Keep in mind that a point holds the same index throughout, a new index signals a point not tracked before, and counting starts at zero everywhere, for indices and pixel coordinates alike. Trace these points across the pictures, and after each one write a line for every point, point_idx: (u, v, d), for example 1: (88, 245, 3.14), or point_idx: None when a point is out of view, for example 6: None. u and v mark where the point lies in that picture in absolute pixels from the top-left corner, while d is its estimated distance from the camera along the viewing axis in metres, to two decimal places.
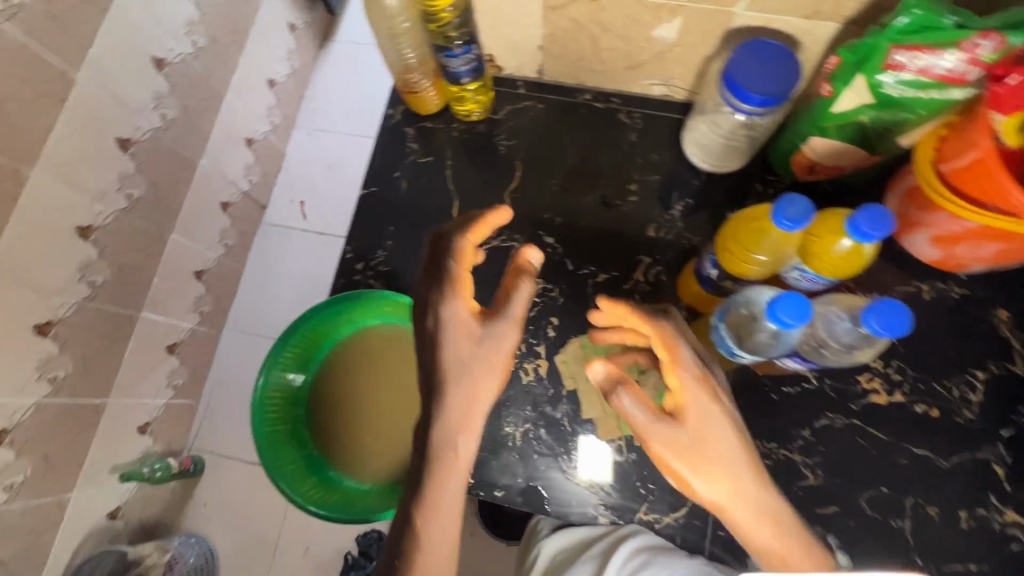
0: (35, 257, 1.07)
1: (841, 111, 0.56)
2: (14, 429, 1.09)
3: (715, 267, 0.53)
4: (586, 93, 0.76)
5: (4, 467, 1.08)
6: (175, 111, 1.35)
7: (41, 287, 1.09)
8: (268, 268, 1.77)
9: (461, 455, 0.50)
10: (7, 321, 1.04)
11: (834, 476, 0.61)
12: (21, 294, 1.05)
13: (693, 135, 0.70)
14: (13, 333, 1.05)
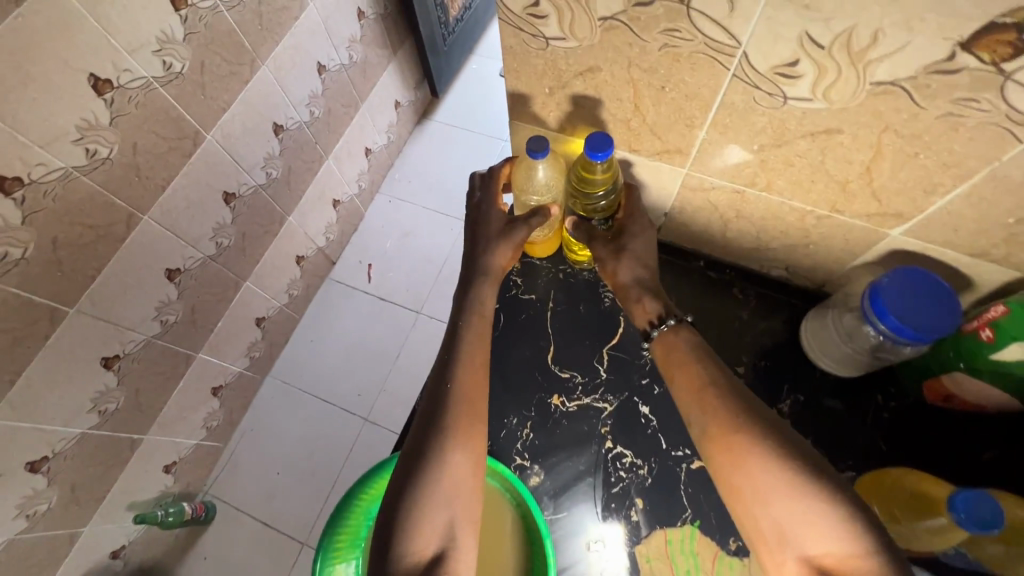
0: (122, 294, 1.11)
1: (1001, 360, 0.52)
2: (53, 457, 1.09)
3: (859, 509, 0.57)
4: (701, 259, 0.74)
5: (33, 495, 1.07)
6: (279, 170, 1.43)
7: (118, 320, 1.12)
8: (324, 322, 1.77)
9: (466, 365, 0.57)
10: (80, 352, 1.06)
11: None
12: (99, 327, 1.08)
13: (816, 328, 0.66)
14: (83, 363, 1.08)
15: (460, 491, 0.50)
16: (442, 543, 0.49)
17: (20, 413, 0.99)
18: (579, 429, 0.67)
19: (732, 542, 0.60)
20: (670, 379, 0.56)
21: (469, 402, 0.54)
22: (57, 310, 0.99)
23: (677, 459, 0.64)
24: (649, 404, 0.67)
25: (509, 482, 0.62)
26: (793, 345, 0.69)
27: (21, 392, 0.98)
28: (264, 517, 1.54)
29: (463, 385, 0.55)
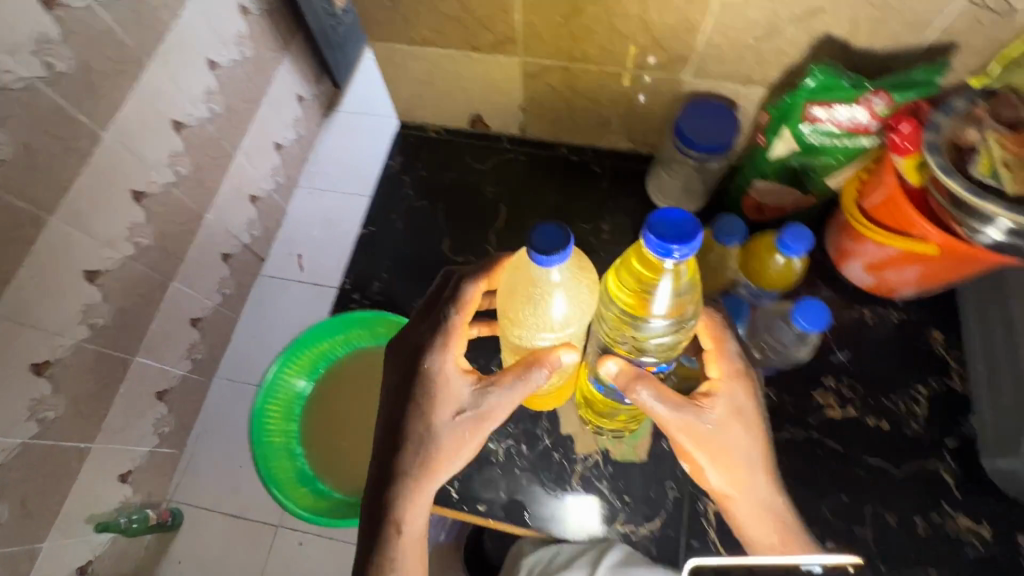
0: (40, 299, 1.12)
1: (776, 157, 0.66)
2: None
3: None
4: (563, 147, 0.86)
5: None
6: (187, 168, 1.45)
7: (42, 326, 1.13)
8: (263, 318, 1.80)
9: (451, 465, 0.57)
10: (7, 360, 1.07)
11: (798, 486, 0.64)
12: (22, 333, 1.09)
13: (657, 181, 0.80)
14: (12, 371, 1.09)
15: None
16: None
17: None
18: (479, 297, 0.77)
19: None
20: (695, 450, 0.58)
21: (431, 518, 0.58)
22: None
23: None
24: None
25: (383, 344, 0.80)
26: (646, 199, 0.82)
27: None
28: (233, 510, 1.56)
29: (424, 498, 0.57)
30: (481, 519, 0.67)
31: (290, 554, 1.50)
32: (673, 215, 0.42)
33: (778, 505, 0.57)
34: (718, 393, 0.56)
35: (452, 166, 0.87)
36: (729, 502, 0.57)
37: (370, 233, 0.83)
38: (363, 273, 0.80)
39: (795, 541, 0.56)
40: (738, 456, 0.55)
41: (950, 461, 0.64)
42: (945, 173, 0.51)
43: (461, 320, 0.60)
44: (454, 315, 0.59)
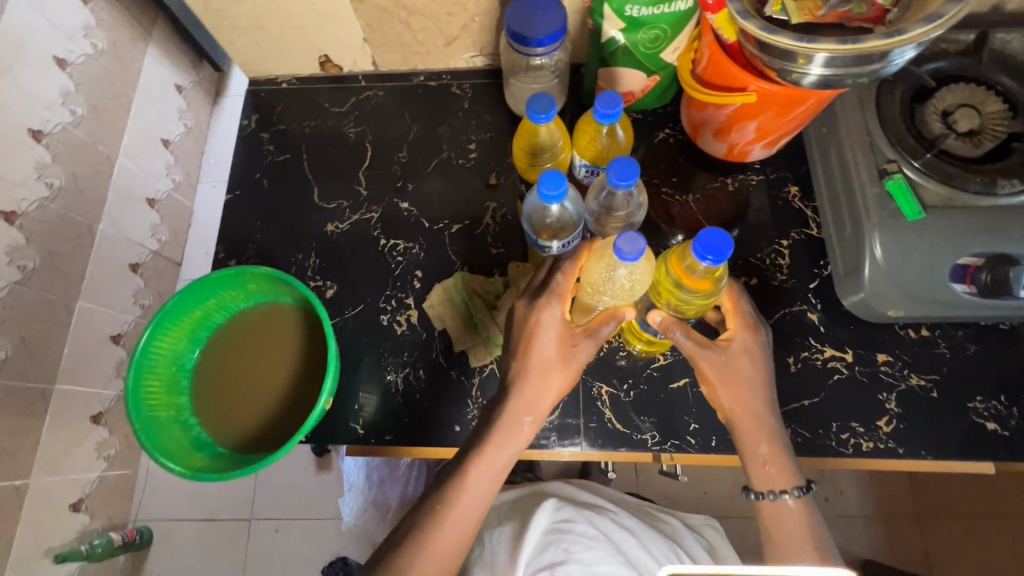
0: None
1: (607, 41, 0.65)
2: None
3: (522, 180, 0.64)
4: (420, 75, 0.84)
5: None
6: (62, 179, 1.28)
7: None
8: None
9: (523, 429, 0.56)
10: None
11: (679, 352, 0.68)
12: None
13: (512, 91, 0.77)
14: None
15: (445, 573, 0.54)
16: None
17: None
18: (355, 240, 0.76)
19: (496, 271, 0.73)
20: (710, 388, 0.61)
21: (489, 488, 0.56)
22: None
23: (440, 231, 0.76)
24: (407, 199, 0.78)
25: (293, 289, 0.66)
26: (508, 113, 0.81)
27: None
28: (203, 515, 1.55)
29: (488, 472, 0.55)
30: (391, 448, 0.68)
31: (268, 543, 1.51)
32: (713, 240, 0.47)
33: (772, 427, 0.59)
34: (733, 342, 0.59)
35: (311, 115, 0.84)
36: (738, 425, 0.59)
37: (236, 197, 0.80)
38: (236, 237, 0.78)
39: (778, 460, 0.58)
40: (760, 387, 0.59)
41: (812, 300, 0.69)
42: (742, 17, 0.52)
43: (568, 282, 0.56)
44: (561, 278, 0.56)
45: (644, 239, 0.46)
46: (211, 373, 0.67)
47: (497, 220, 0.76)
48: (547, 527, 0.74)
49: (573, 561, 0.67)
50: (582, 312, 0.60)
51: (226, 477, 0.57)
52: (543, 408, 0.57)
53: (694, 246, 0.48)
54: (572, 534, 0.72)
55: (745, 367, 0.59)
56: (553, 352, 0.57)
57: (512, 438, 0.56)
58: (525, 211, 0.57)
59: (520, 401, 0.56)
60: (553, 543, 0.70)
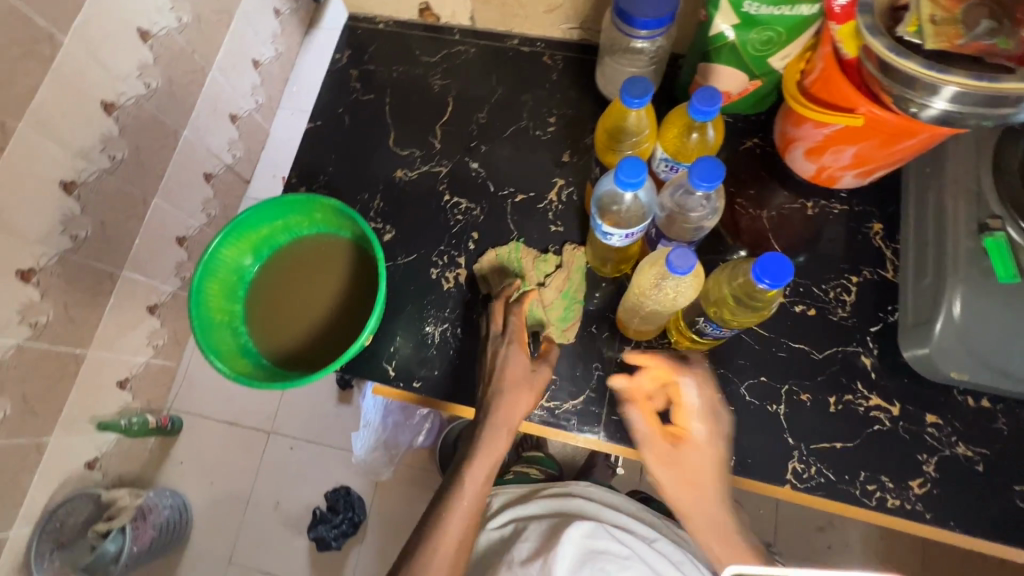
0: (17, 205, 1.06)
1: (715, 35, 0.63)
2: None
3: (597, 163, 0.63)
4: (514, 39, 0.83)
5: None
6: (158, 81, 1.30)
7: (22, 232, 1.09)
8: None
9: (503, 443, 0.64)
10: None
11: (717, 367, 0.66)
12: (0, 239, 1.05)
13: (603, 71, 0.76)
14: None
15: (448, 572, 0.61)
16: None
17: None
18: (420, 191, 0.77)
19: (551, 249, 0.73)
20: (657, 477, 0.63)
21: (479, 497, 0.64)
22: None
23: (503, 197, 0.76)
24: (478, 160, 0.78)
25: (356, 224, 0.68)
26: (594, 92, 0.79)
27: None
28: (228, 418, 1.65)
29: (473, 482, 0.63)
30: (416, 395, 0.70)
31: (282, 458, 1.60)
32: (767, 259, 0.45)
33: (717, 517, 0.61)
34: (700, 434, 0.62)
35: (400, 61, 0.84)
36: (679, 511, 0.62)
37: (317, 127, 0.82)
38: (310, 165, 0.80)
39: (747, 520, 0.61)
40: (693, 492, 0.61)
41: (870, 343, 0.66)
42: (869, 33, 0.49)
43: (519, 323, 0.66)
44: (513, 319, 0.66)
45: (696, 256, 0.45)
46: (266, 288, 0.70)
47: (562, 198, 0.75)
48: (581, 543, 0.74)
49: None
50: (634, 311, 0.60)
51: (265, 386, 0.60)
52: (517, 422, 0.64)
53: (752, 266, 0.45)
54: (604, 552, 0.74)
55: (695, 464, 0.61)
56: (522, 375, 0.64)
57: (488, 453, 0.64)
58: (597, 194, 0.56)
59: (499, 419, 0.63)
60: (592, 558, 0.73)
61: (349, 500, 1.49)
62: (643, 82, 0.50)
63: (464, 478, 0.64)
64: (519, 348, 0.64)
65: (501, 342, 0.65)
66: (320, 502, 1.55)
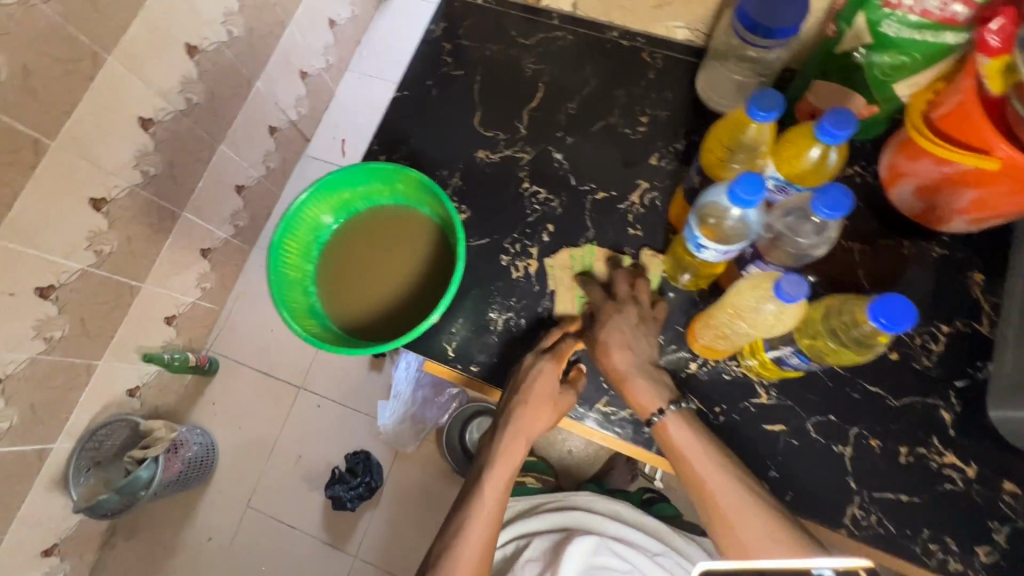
0: (99, 135, 1.08)
1: (843, 51, 0.61)
2: (59, 288, 1.14)
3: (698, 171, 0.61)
4: (615, 31, 0.80)
5: (48, 319, 1.15)
6: (241, 29, 1.32)
7: (101, 164, 1.11)
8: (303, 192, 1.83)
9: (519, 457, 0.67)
10: (66, 188, 1.06)
11: (786, 398, 0.64)
12: (80, 165, 1.07)
13: (707, 74, 0.74)
14: (69, 202, 1.08)
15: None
16: None
17: (19, 236, 1.02)
18: (500, 176, 0.76)
19: (626, 253, 0.71)
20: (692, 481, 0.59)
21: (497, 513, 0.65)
22: (39, 141, 0.99)
23: (584, 193, 0.74)
24: (562, 151, 0.76)
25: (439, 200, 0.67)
26: (691, 97, 0.76)
27: (21, 217, 1.01)
28: (262, 367, 1.68)
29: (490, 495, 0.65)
30: (471, 379, 0.70)
31: (308, 414, 1.63)
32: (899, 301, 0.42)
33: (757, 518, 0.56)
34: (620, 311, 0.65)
35: (495, 39, 0.83)
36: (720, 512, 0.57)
37: (403, 97, 0.82)
38: (392, 135, 0.80)
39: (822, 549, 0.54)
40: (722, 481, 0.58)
41: (951, 398, 0.63)
42: None
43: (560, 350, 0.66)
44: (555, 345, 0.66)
45: (808, 285, 0.43)
46: (338, 252, 0.71)
47: (644, 202, 0.73)
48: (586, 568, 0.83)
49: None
50: (712, 331, 0.58)
51: (336, 351, 0.60)
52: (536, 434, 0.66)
53: (871, 305, 0.43)
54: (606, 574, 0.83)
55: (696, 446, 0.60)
56: (545, 398, 0.64)
57: (508, 462, 0.66)
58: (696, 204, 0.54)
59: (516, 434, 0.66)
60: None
61: (369, 465, 1.52)
62: (775, 96, 0.47)
63: (483, 487, 0.65)
64: (549, 370, 0.64)
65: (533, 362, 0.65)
66: (340, 463, 1.58)
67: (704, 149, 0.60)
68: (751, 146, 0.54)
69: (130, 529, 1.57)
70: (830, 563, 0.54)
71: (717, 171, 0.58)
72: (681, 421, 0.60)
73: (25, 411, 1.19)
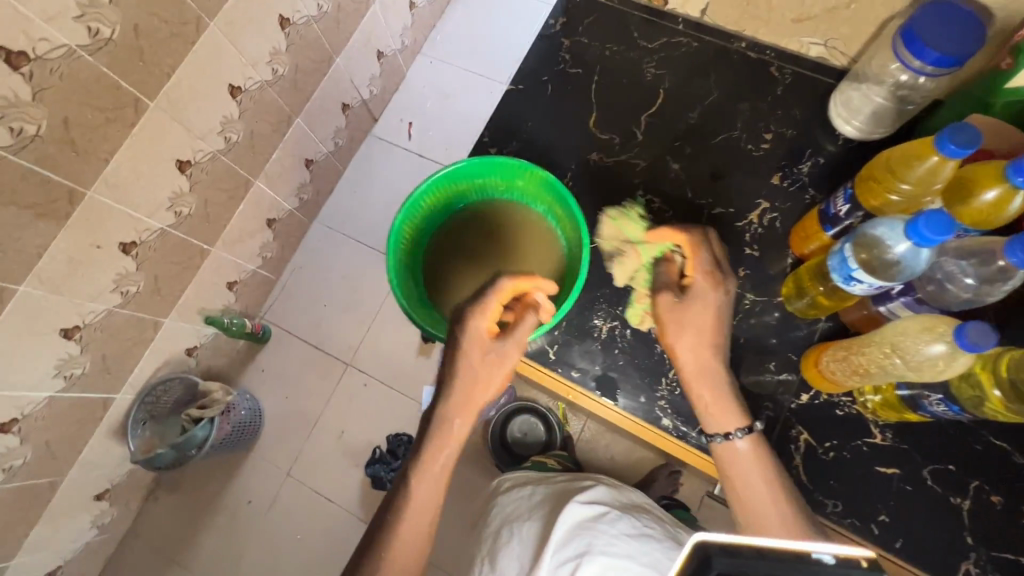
0: (193, 99, 1.07)
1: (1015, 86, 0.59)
2: (140, 245, 1.13)
3: (846, 202, 0.59)
4: (742, 42, 0.78)
5: (124, 275, 1.13)
6: (330, 4, 1.29)
7: (189, 124, 1.08)
8: (366, 178, 1.73)
9: (456, 429, 0.67)
10: (156, 147, 1.05)
11: (902, 441, 0.62)
12: (173, 128, 1.06)
13: (841, 98, 0.71)
14: (159, 162, 1.07)
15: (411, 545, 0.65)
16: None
17: (111, 192, 1.01)
18: (614, 180, 0.75)
19: (740, 272, 0.71)
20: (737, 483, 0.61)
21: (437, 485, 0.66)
22: (139, 101, 0.97)
23: (700, 206, 0.73)
24: (680, 161, 0.75)
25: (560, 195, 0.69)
26: (819, 118, 0.74)
27: (114, 173, 1.00)
28: (314, 340, 1.66)
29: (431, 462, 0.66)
30: (571, 383, 0.71)
31: (354, 392, 1.61)
32: None
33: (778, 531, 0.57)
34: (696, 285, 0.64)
35: (615, 39, 0.80)
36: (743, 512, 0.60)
37: (517, 91, 0.81)
38: (502, 129, 0.79)
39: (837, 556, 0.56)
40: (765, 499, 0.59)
41: None
42: None
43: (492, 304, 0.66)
44: (488, 299, 0.66)
45: (996, 336, 0.44)
46: None
47: (763, 222, 0.72)
48: (575, 522, 0.71)
49: (598, 555, 0.65)
50: (846, 366, 0.57)
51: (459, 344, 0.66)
52: (477, 398, 0.67)
53: None
54: (597, 530, 0.69)
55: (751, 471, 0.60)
56: (471, 360, 0.66)
57: (464, 411, 0.67)
58: (853, 233, 0.53)
59: (453, 400, 0.67)
60: (580, 535, 0.69)
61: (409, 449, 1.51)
62: (974, 130, 0.46)
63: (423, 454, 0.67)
64: (479, 332, 0.66)
65: (456, 324, 0.67)
66: (382, 442, 1.57)
67: (856, 177, 0.59)
68: (922, 178, 0.53)
69: (174, 481, 1.56)
70: (831, 548, 0.39)
71: (871, 203, 0.57)
72: (739, 425, 0.61)
73: (96, 361, 1.18)
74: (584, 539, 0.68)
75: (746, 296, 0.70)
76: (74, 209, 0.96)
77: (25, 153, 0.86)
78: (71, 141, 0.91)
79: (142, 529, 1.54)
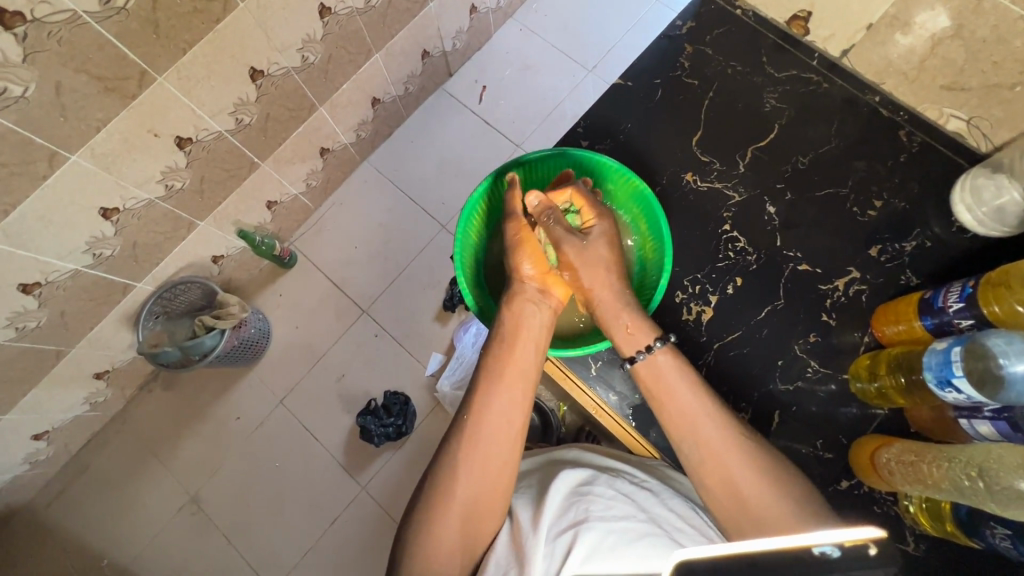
0: (280, 9, 1.02)
1: None
2: (195, 143, 1.09)
3: (961, 301, 0.55)
4: (876, 95, 0.70)
5: (172, 169, 1.09)
6: None
7: (272, 35, 1.05)
8: (425, 134, 1.65)
9: (530, 332, 0.68)
10: (234, 47, 1.00)
11: (936, 557, 0.58)
12: (254, 34, 1.01)
13: (973, 183, 0.64)
14: (235, 62, 1.03)
15: (482, 463, 0.60)
16: (462, 505, 0.59)
17: (180, 83, 0.97)
18: (702, 208, 0.72)
19: (809, 338, 0.67)
20: (686, 430, 0.59)
21: (512, 398, 0.63)
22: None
23: (785, 259, 0.69)
24: (776, 205, 0.70)
25: (652, 207, 0.72)
26: (937, 198, 0.68)
27: (189, 65, 0.96)
28: (335, 279, 1.58)
29: (507, 370, 0.65)
30: (607, 405, 0.72)
31: (363, 340, 1.54)
32: None
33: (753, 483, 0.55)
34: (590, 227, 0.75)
35: (741, 58, 0.74)
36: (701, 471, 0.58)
37: (624, 87, 0.76)
38: (602, 124, 0.77)
39: None
40: (718, 439, 0.57)
41: None
42: None
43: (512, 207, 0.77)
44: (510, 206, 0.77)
45: None
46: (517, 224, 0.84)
47: (847, 292, 0.67)
48: (566, 491, 0.61)
49: (599, 521, 0.55)
50: (909, 471, 0.54)
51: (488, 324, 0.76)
52: (541, 299, 0.72)
53: None
54: (593, 493, 0.59)
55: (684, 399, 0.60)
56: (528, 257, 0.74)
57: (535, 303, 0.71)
58: (971, 334, 0.50)
59: (523, 303, 0.71)
60: (575, 502, 0.58)
61: (405, 409, 1.43)
62: None
63: (498, 362, 0.66)
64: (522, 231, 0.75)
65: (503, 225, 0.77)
66: (378, 396, 1.49)
67: (981, 279, 0.55)
68: None
69: (170, 380, 1.53)
70: (833, 538, 0.38)
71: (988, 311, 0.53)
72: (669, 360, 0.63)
73: (126, 246, 1.15)
74: (582, 506, 0.58)
75: (810, 363, 0.66)
76: (142, 92, 0.93)
77: (107, 24, 0.81)
78: (155, 23, 0.86)
79: (131, 417, 1.51)
